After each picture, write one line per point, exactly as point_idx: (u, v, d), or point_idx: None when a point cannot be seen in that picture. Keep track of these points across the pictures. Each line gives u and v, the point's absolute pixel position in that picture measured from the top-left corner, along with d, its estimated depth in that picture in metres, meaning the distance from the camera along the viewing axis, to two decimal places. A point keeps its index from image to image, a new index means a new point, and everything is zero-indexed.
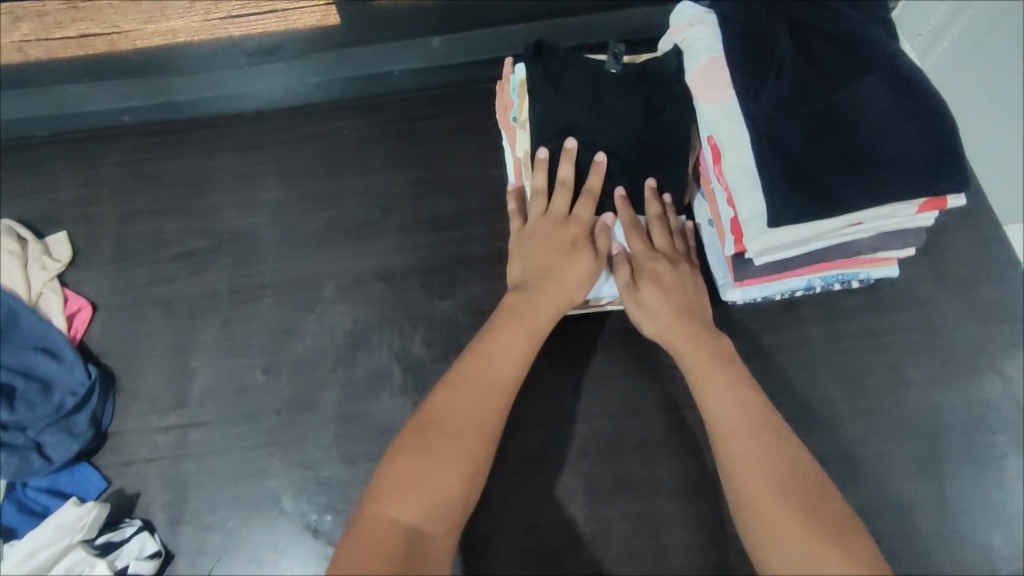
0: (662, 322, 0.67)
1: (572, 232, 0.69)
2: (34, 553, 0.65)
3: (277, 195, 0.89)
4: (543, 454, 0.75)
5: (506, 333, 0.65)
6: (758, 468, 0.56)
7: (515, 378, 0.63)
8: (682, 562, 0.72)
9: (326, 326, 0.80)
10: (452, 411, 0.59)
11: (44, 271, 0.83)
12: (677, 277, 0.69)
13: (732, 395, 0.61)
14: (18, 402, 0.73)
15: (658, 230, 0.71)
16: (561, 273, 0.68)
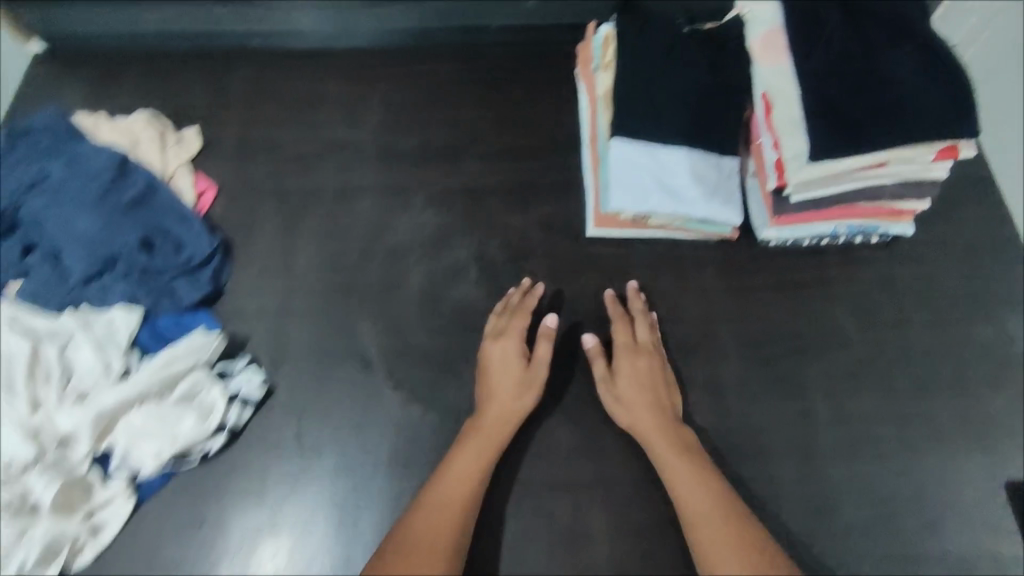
0: (637, 415, 0.77)
1: (512, 350, 0.80)
2: (171, 363, 0.78)
3: (377, 116, 1.01)
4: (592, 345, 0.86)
5: (459, 454, 0.74)
6: (725, 553, 0.67)
7: (472, 483, 0.72)
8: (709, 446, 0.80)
9: (416, 226, 0.93)
10: (421, 531, 0.68)
11: (178, 156, 0.97)
12: (642, 373, 0.79)
13: (695, 480, 0.72)
14: (152, 254, 0.86)
15: (626, 328, 0.83)
16: (502, 391, 0.77)
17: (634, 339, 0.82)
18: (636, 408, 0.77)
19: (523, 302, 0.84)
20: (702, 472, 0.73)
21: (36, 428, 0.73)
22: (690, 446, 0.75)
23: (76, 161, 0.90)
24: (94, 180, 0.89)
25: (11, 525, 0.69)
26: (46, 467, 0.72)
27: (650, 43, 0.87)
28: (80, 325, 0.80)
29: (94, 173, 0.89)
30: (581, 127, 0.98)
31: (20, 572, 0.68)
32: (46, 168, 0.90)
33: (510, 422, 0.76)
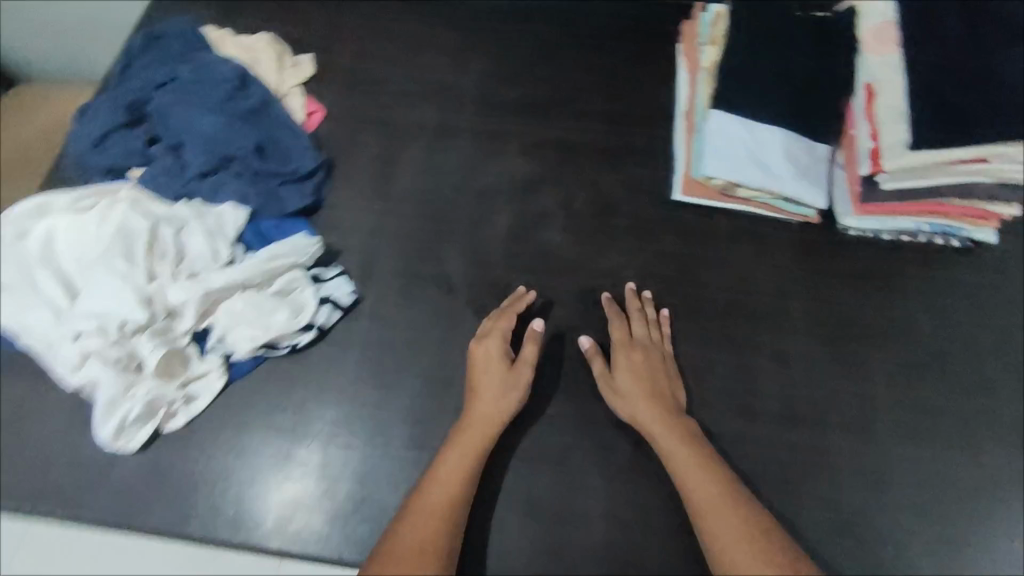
0: (636, 405, 0.77)
1: (497, 353, 0.80)
2: (275, 258, 0.83)
3: (481, 65, 1.06)
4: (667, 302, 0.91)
5: (447, 455, 0.73)
6: (733, 537, 0.65)
7: (461, 485, 0.70)
8: (770, 410, 0.84)
9: (509, 171, 0.99)
10: (408, 536, 0.65)
11: (293, 78, 1.03)
12: (640, 368, 0.81)
13: (699, 469, 0.71)
14: (264, 160, 0.92)
15: (623, 327, 0.85)
16: (487, 392, 0.76)
17: (630, 336, 0.84)
18: (635, 399, 0.78)
19: (510, 309, 0.84)
20: (706, 462, 0.72)
21: (150, 296, 0.79)
22: (692, 437, 0.75)
23: (204, 68, 0.96)
24: (219, 86, 0.95)
25: (121, 378, 0.76)
26: (155, 334, 0.78)
27: (760, 21, 0.91)
28: (195, 213, 0.86)
29: (221, 80, 0.96)
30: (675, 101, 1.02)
31: (123, 423, 0.76)
32: (176, 70, 0.96)
33: (497, 421, 0.75)
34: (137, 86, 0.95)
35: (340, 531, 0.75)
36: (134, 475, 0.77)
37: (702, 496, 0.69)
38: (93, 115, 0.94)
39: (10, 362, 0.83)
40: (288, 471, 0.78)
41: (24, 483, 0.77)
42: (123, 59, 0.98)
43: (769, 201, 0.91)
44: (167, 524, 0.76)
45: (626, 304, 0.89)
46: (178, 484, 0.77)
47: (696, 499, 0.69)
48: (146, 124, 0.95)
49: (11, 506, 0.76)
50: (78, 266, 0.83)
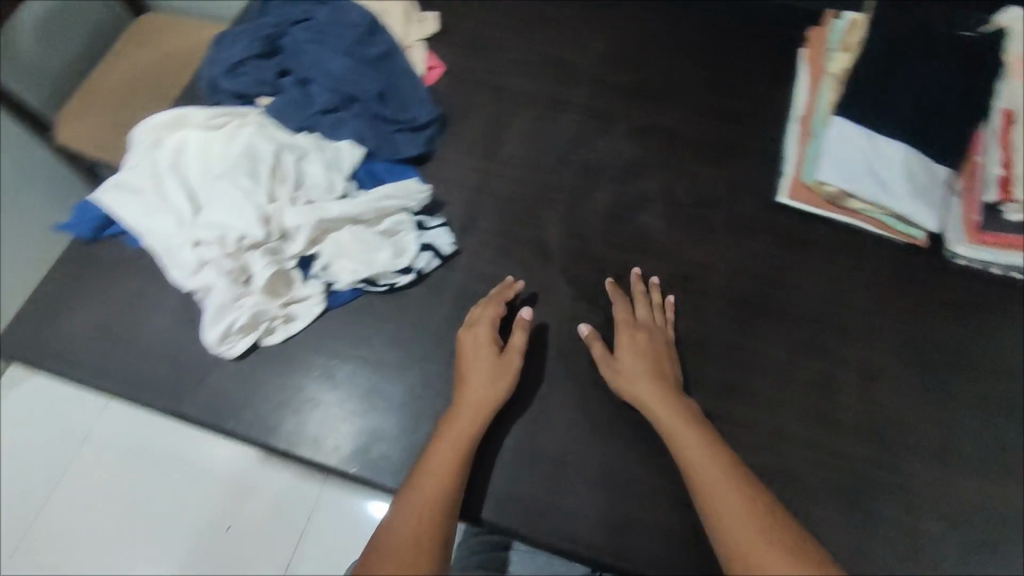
0: (638, 384, 0.77)
1: (484, 340, 0.79)
2: (387, 199, 0.87)
3: (600, 47, 1.09)
4: (757, 301, 0.90)
5: (435, 445, 0.72)
6: (736, 516, 0.63)
7: (454, 473, 0.70)
8: (849, 423, 0.83)
9: (614, 149, 1.00)
10: (399, 530, 0.64)
11: (417, 31, 1.06)
12: (642, 344, 0.81)
13: (701, 445, 0.70)
14: (383, 105, 0.95)
15: (626, 309, 0.85)
16: (476, 378, 0.76)
17: (634, 318, 0.85)
18: (637, 381, 0.78)
19: (498, 295, 0.84)
20: (708, 440, 0.71)
21: (268, 215, 0.83)
22: (698, 423, 0.73)
23: (338, 10, 1.00)
24: (351, 30, 0.99)
25: (232, 288, 0.79)
26: (268, 251, 0.81)
27: (897, 34, 0.90)
28: (315, 146, 0.90)
29: (353, 24, 0.99)
30: (791, 99, 1.02)
31: (228, 331, 0.79)
32: (313, 11, 1.01)
33: (485, 410, 0.75)
34: (276, 21, 1.00)
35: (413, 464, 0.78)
36: (231, 378, 0.82)
37: (712, 487, 0.67)
38: (231, 43, 1.00)
39: (132, 260, 0.88)
40: (371, 403, 0.81)
41: (132, 371, 0.82)
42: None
43: (879, 217, 0.91)
44: (254, 432, 0.80)
45: (631, 290, 0.89)
46: (268, 397, 0.81)
47: (708, 487, 0.67)
48: (277, 56, 0.99)
49: (118, 391, 0.82)
50: (202, 179, 0.88)
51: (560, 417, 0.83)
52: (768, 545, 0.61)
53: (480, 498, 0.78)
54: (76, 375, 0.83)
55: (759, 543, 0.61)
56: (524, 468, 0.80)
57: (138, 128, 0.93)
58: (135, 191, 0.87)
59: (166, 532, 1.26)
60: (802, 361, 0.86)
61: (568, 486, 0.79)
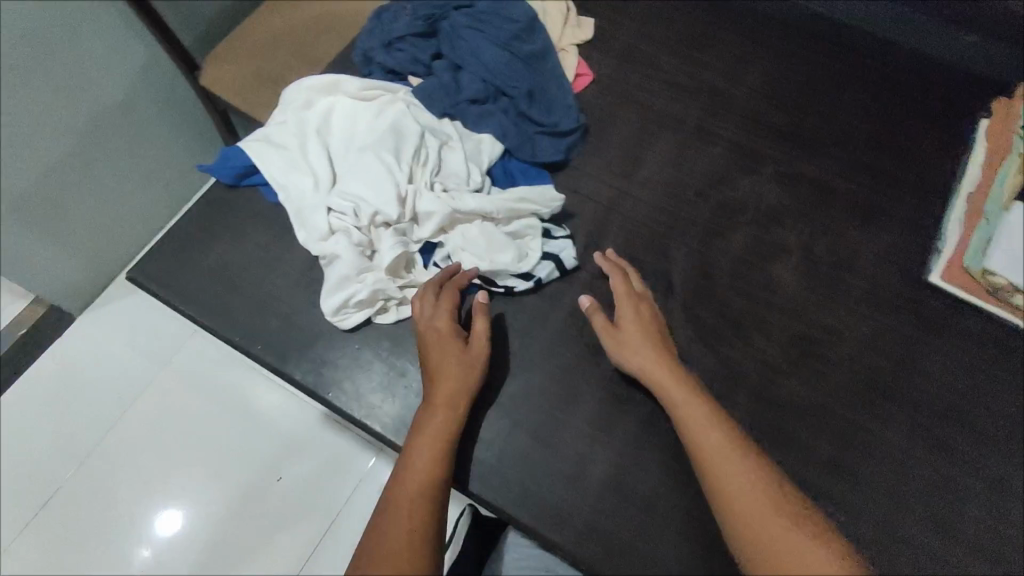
0: (644, 355, 0.77)
1: (448, 332, 0.77)
2: (522, 202, 0.86)
3: (757, 81, 1.04)
4: (886, 381, 0.84)
5: (416, 437, 0.72)
6: (748, 497, 0.64)
7: (437, 461, 0.70)
8: (968, 535, 0.76)
9: (756, 192, 0.96)
10: (389, 532, 0.63)
11: (572, 36, 1.04)
12: (646, 318, 0.81)
13: (708, 419, 0.71)
14: (530, 104, 0.94)
15: (622, 281, 0.83)
16: (450, 372, 0.75)
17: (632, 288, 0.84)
18: (647, 352, 0.77)
19: (456, 277, 0.81)
20: (716, 417, 0.71)
21: (404, 196, 0.83)
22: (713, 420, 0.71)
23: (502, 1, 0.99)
24: (512, 22, 0.97)
25: (358, 261, 0.80)
26: (397, 232, 0.82)
27: None
28: (458, 135, 0.90)
29: (513, 18, 0.98)
30: (966, 159, 0.98)
31: (347, 304, 0.80)
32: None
33: (460, 400, 0.74)
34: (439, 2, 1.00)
35: (509, 472, 0.79)
36: (339, 348, 0.82)
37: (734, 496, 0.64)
38: (392, 19, 1.01)
39: (265, 213, 0.91)
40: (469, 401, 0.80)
41: (248, 322, 0.84)
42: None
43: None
44: (352, 407, 0.80)
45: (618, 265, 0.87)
46: (372, 375, 0.81)
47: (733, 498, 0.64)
48: (435, 38, 0.99)
49: (232, 338, 0.84)
50: (345, 147, 0.89)
51: (657, 458, 0.79)
52: (785, 533, 0.61)
53: (565, 523, 0.76)
54: (196, 315, 0.85)
55: (769, 524, 0.62)
56: (613, 502, 0.77)
57: (292, 87, 0.95)
58: (281, 149, 0.89)
59: (227, 464, 1.34)
60: (928, 457, 0.80)
61: (655, 532, 0.76)
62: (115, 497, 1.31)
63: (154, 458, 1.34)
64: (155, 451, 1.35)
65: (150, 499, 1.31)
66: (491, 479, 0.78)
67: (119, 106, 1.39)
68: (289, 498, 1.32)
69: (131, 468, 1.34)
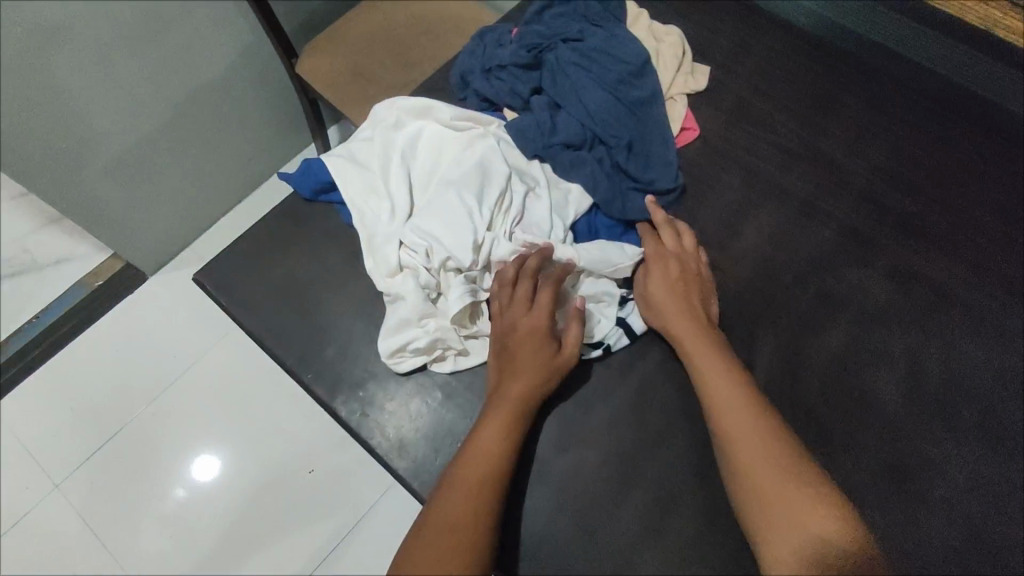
0: (676, 323, 0.77)
1: (543, 333, 0.75)
2: (591, 261, 0.80)
3: (882, 159, 0.93)
4: (984, 532, 0.74)
5: (484, 426, 0.71)
6: (774, 485, 0.65)
7: (501, 452, 0.70)
8: None
9: (863, 286, 0.86)
10: (447, 513, 0.65)
11: (683, 83, 0.97)
12: (672, 279, 0.80)
13: (743, 407, 0.70)
14: (629, 157, 0.87)
15: (654, 242, 0.83)
16: (526, 370, 0.73)
17: (665, 248, 0.83)
18: (678, 320, 0.78)
19: (557, 272, 0.77)
20: (754, 408, 0.70)
21: (480, 242, 0.78)
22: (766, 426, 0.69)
23: (615, 40, 0.93)
24: (622, 63, 0.91)
25: (421, 305, 0.76)
26: (466, 279, 0.77)
27: None
28: (545, 180, 0.85)
29: (624, 60, 0.91)
30: None
31: (404, 348, 0.76)
32: (590, 32, 0.94)
33: (532, 398, 0.73)
34: (548, 32, 0.94)
35: (545, 554, 0.74)
36: (390, 390, 0.79)
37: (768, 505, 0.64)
38: (496, 45, 0.96)
39: (336, 232, 0.88)
40: None
41: (303, 345, 0.82)
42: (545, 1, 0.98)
43: None
44: (392, 456, 0.76)
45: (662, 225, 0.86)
46: (419, 426, 0.77)
47: (766, 506, 0.64)
48: (538, 70, 0.93)
49: (285, 360, 0.82)
50: (427, 177, 0.85)
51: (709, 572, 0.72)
52: (810, 522, 0.62)
53: None
54: (253, 328, 0.84)
55: (794, 514, 0.63)
56: None
57: (383, 105, 0.92)
58: (364, 169, 0.87)
59: (262, 451, 1.35)
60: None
61: None
62: (154, 464, 1.34)
63: (195, 432, 1.37)
64: (196, 425, 1.38)
65: (187, 472, 1.34)
66: (525, 558, 0.74)
67: (216, 83, 1.40)
68: (316, 495, 1.31)
69: (174, 438, 1.37)
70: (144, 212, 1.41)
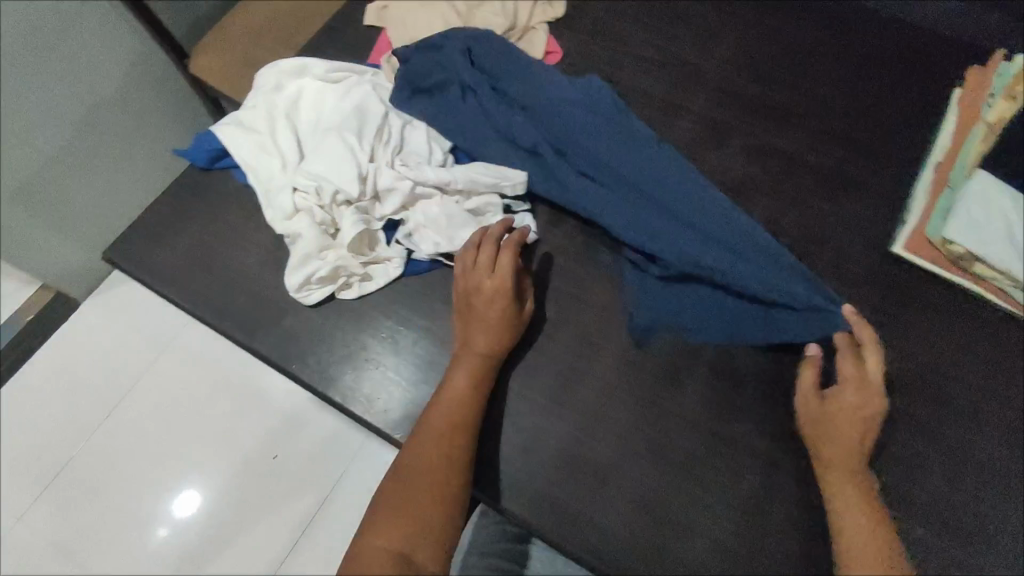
0: (835, 437, 0.70)
1: (503, 293, 0.78)
2: (475, 180, 0.85)
3: (730, 53, 1.01)
4: None
5: (453, 378, 0.76)
6: None
7: (470, 404, 0.75)
8: (928, 501, 0.74)
9: (724, 165, 0.94)
10: (417, 458, 0.71)
11: (544, 15, 1.04)
12: (861, 407, 0.71)
13: (874, 539, 0.66)
14: (717, 241, 0.82)
15: (851, 361, 0.73)
16: (489, 327, 0.77)
17: (860, 371, 0.73)
18: (841, 438, 0.70)
19: (514, 237, 0.81)
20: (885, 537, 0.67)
21: (365, 174, 0.85)
22: (886, 539, 0.67)
23: (604, 106, 0.90)
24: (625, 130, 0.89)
25: (319, 239, 0.83)
26: (358, 210, 0.84)
27: None
28: (423, 115, 0.93)
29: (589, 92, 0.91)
30: (936, 127, 0.93)
31: (310, 280, 0.83)
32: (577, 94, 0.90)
33: (495, 354, 0.78)
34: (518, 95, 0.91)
35: None
36: (303, 324, 0.85)
37: None
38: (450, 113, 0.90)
39: (234, 194, 0.93)
40: (430, 376, 0.82)
41: (218, 301, 0.87)
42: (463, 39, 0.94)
43: (1005, 288, 0.82)
44: (314, 380, 0.83)
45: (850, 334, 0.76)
46: (333, 350, 0.84)
47: None
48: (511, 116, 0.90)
49: (203, 315, 0.87)
50: (310, 129, 0.91)
51: (610, 429, 0.80)
52: None
53: (517, 493, 0.77)
54: (167, 292, 0.89)
55: None
56: (564, 473, 0.78)
57: (261, 72, 0.97)
58: (250, 130, 0.91)
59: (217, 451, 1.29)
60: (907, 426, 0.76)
61: (607, 509, 0.76)
62: (117, 484, 1.27)
63: (145, 445, 1.30)
64: (145, 438, 1.31)
65: (145, 485, 1.27)
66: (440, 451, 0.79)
67: None
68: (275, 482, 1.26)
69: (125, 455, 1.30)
70: (72, 236, 1.35)
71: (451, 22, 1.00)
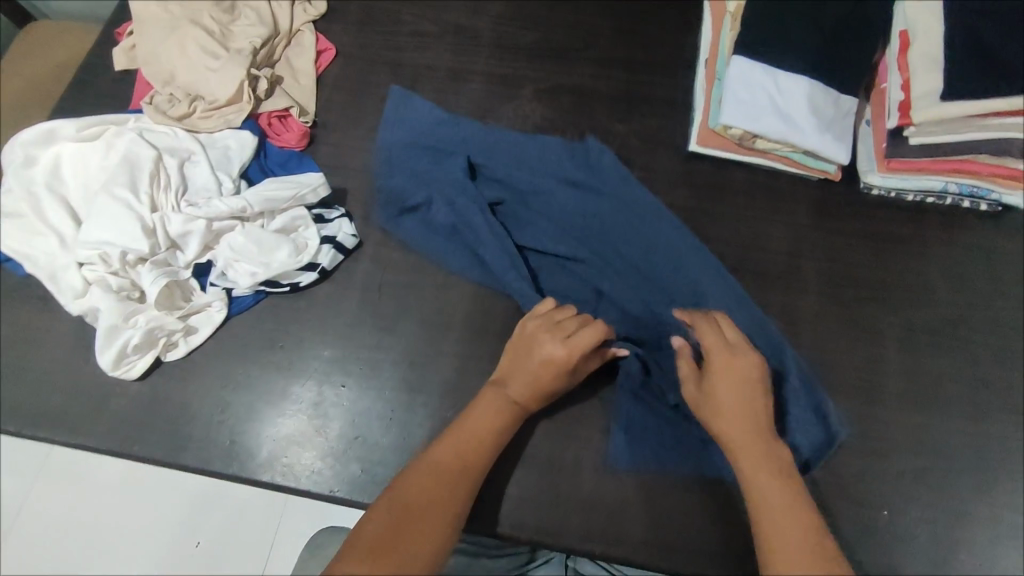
0: (728, 411, 0.68)
1: (557, 361, 0.72)
2: (270, 199, 0.82)
3: (502, 7, 1.02)
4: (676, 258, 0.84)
5: (479, 414, 0.71)
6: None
7: (489, 450, 0.69)
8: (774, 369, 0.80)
9: (519, 116, 0.95)
10: (417, 481, 0.65)
11: (306, 14, 1.00)
12: (742, 376, 0.70)
13: (785, 508, 0.61)
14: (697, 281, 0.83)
15: (712, 334, 0.74)
16: (533, 385, 0.72)
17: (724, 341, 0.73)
18: (731, 411, 0.68)
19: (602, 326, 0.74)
20: (795, 501, 0.62)
21: (151, 226, 0.78)
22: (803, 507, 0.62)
23: (588, 165, 0.90)
24: (615, 194, 0.87)
25: (120, 307, 0.76)
26: (156, 265, 0.77)
27: None
28: (200, 146, 0.86)
29: (567, 155, 0.91)
30: (699, 32, 0.99)
31: (126, 351, 0.77)
32: (567, 170, 0.89)
33: (526, 409, 0.73)
34: (495, 175, 0.88)
35: (332, 467, 0.75)
36: (134, 399, 0.78)
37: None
38: (464, 229, 0.83)
39: (19, 289, 0.84)
40: (285, 408, 0.78)
41: (29, 406, 0.78)
42: (458, 128, 0.91)
43: (787, 154, 0.88)
44: (162, 455, 0.76)
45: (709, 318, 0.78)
46: (176, 416, 0.78)
47: None
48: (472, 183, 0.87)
49: (16, 427, 0.78)
50: (80, 194, 0.83)
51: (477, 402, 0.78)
52: None
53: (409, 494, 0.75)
54: None
55: None
56: None
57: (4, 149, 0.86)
58: (9, 215, 0.81)
59: (125, 565, 1.15)
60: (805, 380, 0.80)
61: (493, 477, 0.75)
62: None
63: None
64: None
65: None
66: (317, 479, 0.75)
67: None
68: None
69: None
70: None
71: (200, 40, 0.91)
